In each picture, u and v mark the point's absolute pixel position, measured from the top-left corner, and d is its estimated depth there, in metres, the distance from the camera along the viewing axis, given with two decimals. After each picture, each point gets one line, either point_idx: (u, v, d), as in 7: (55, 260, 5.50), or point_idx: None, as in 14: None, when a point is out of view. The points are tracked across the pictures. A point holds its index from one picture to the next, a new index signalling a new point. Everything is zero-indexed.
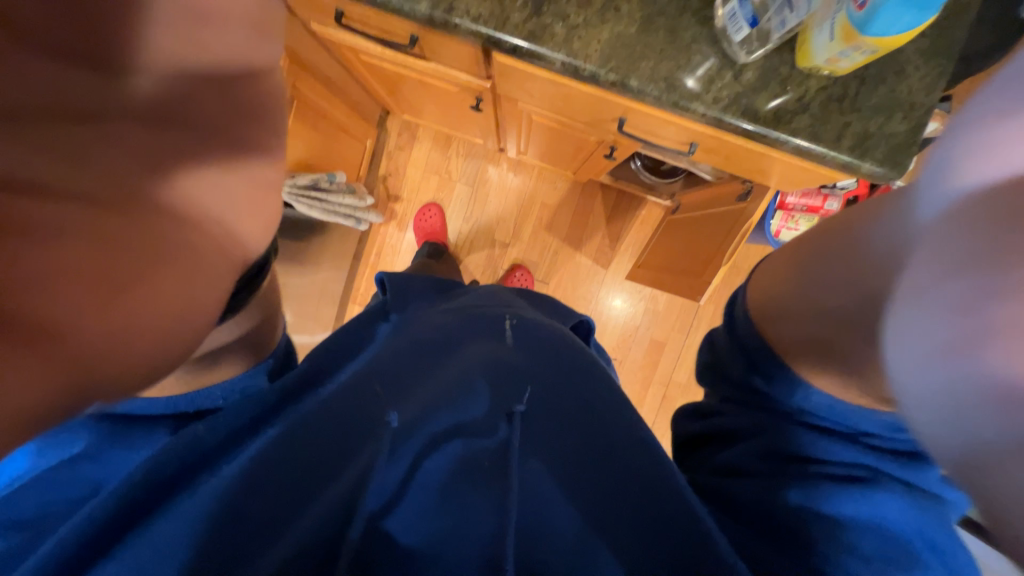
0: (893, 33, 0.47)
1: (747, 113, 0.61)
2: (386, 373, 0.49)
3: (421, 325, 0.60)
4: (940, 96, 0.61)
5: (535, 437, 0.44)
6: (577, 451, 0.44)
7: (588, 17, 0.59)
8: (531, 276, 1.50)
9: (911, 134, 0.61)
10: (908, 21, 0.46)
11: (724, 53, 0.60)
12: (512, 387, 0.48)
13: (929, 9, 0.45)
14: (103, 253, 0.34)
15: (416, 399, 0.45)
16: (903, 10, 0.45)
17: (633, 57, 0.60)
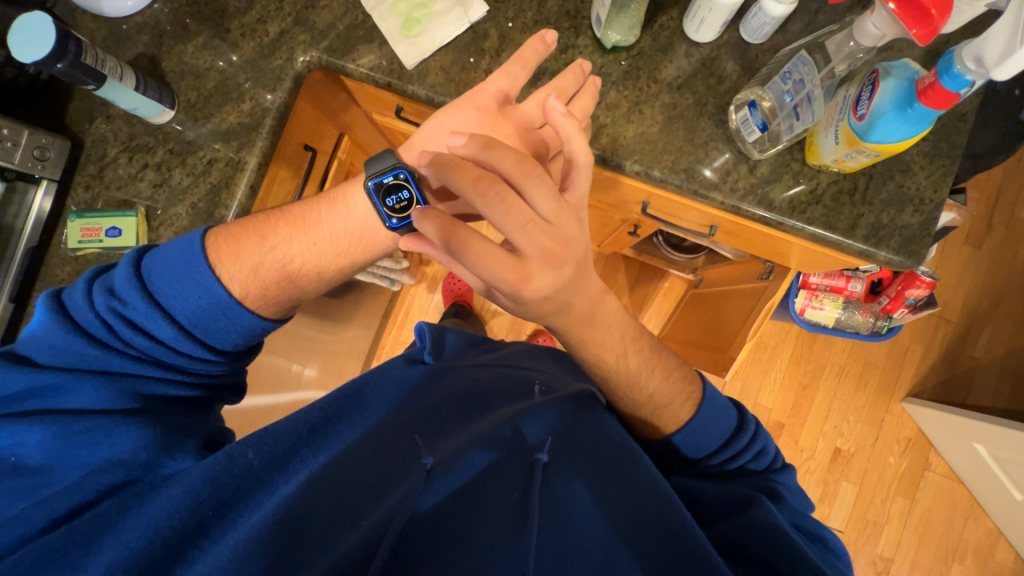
0: (894, 141, 0.53)
1: (763, 203, 0.66)
2: (421, 419, 0.58)
3: (459, 376, 0.68)
4: (949, 192, 0.65)
5: (557, 485, 0.52)
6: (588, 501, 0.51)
7: (616, 118, 0.68)
8: (554, 341, 1.53)
9: (925, 226, 0.65)
10: (906, 132, 0.52)
11: (739, 150, 0.66)
12: (533, 436, 0.56)
13: (924, 123, 0.51)
14: (278, 262, 0.61)
15: (446, 448, 0.54)
16: (899, 124, 0.51)
17: (656, 152, 0.68)
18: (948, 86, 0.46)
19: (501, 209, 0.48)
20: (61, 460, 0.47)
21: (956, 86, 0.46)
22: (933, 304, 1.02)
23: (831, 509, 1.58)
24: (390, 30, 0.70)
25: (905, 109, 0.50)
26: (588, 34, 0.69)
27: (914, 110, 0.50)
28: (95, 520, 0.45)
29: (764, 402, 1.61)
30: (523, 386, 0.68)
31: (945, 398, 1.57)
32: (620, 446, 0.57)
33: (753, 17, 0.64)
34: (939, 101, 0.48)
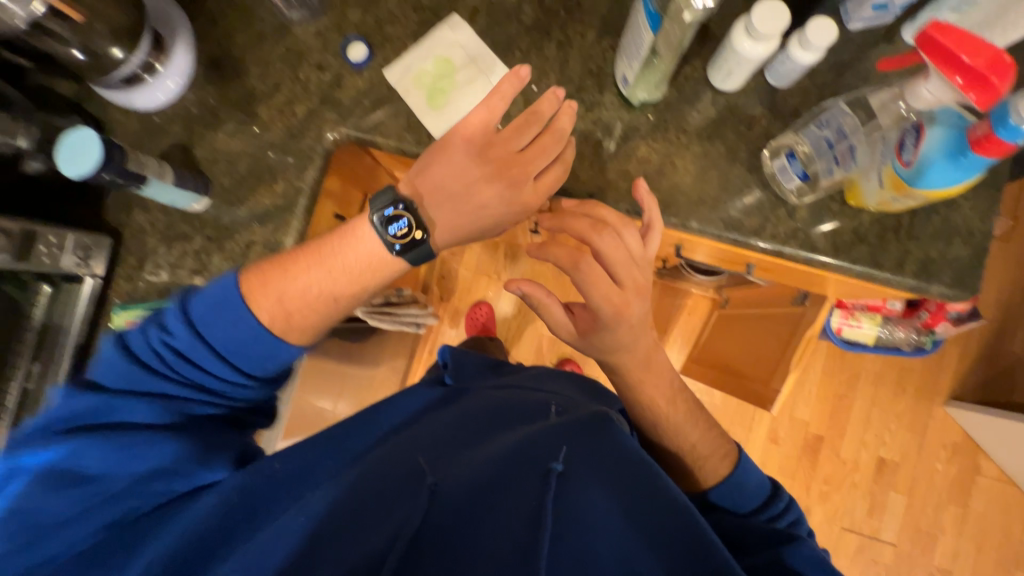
0: (942, 187, 0.52)
1: (806, 246, 0.66)
2: (436, 444, 0.58)
3: (480, 400, 0.67)
4: (996, 222, 0.64)
5: (574, 495, 0.48)
6: (609, 509, 0.48)
7: (648, 173, 0.68)
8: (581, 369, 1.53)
9: (977, 257, 0.64)
10: (956, 178, 0.51)
11: (777, 194, 0.66)
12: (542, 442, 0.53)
13: (975, 169, 0.50)
14: (298, 291, 0.59)
15: (459, 466, 0.52)
16: (951, 170, 0.51)
17: (691, 204, 0.68)
18: (1005, 138, 0.45)
19: (610, 246, 0.62)
20: (114, 469, 0.50)
21: (1014, 138, 0.45)
22: (977, 316, 0.99)
23: (880, 521, 1.54)
24: (416, 102, 0.72)
25: (958, 157, 0.50)
26: (614, 91, 0.69)
27: (967, 158, 0.49)
28: (142, 526, 0.51)
29: (800, 415, 1.58)
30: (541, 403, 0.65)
31: (989, 399, 1.52)
32: (635, 457, 0.53)
33: (780, 64, 0.63)
34: (997, 150, 0.47)
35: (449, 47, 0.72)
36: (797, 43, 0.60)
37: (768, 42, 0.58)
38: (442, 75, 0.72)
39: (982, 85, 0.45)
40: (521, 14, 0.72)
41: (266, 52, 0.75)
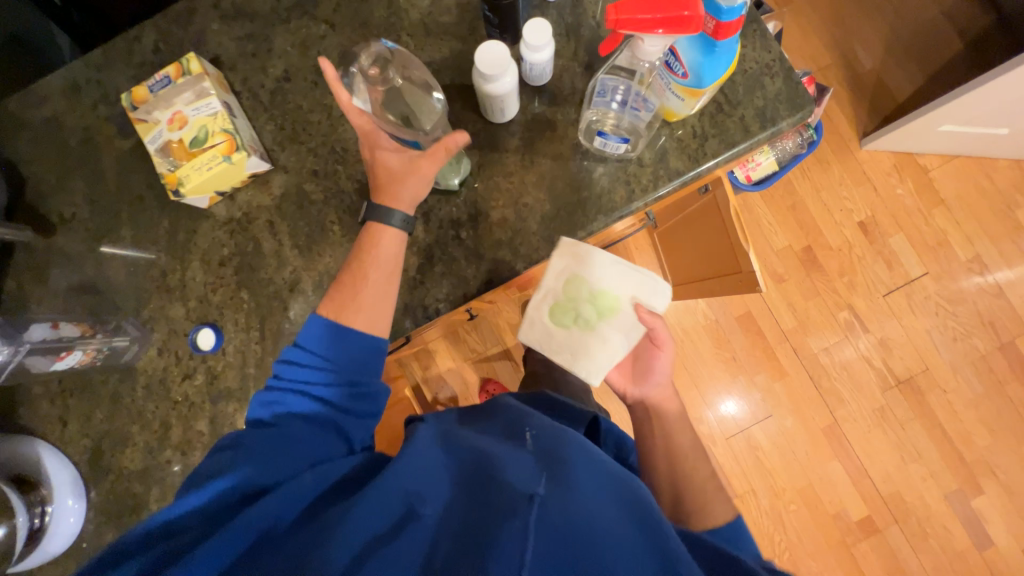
0: (722, 75, 0.56)
1: (673, 176, 0.68)
2: (437, 488, 0.52)
3: (466, 434, 0.62)
4: (778, 43, 0.68)
5: (559, 504, 0.47)
6: (601, 506, 0.49)
7: (513, 227, 0.69)
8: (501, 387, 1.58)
9: (791, 75, 0.68)
10: (724, 63, 0.54)
11: (619, 161, 0.68)
12: (507, 475, 0.51)
13: (731, 53, 0.54)
14: None
15: (448, 505, 0.51)
16: (715, 63, 0.54)
17: (565, 221, 0.68)
18: (729, 19, 0.48)
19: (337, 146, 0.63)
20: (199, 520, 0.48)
21: (734, 15, 0.48)
22: (825, 89, 1.07)
23: (903, 266, 1.64)
24: (543, 327, 0.75)
25: (711, 50, 0.53)
26: (432, 190, 0.70)
27: (719, 47, 0.52)
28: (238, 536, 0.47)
29: (779, 244, 1.66)
30: (517, 429, 0.63)
31: (881, 113, 1.67)
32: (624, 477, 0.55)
33: (528, 70, 0.65)
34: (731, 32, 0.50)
35: (275, 269, 0.70)
36: (526, 49, 0.62)
37: (508, 70, 0.59)
38: (603, 303, 0.74)
39: (667, 21, 0.49)
40: (308, 195, 0.71)
41: (129, 401, 0.70)
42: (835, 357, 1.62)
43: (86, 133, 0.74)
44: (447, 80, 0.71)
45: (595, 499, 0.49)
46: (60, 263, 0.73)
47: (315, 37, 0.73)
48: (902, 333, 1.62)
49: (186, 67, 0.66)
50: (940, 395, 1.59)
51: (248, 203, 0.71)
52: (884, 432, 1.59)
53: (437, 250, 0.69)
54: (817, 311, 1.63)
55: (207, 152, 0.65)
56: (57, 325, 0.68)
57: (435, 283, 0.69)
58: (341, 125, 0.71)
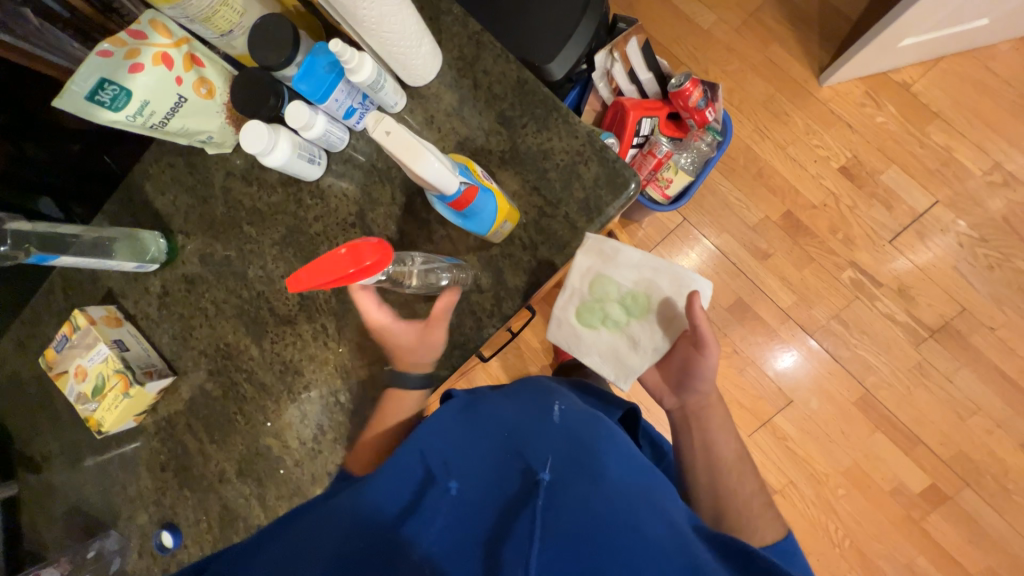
0: (497, 214, 0.60)
1: (513, 294, 0.66)
2: (460, 458, 0.55)
3: (498, 397, 0.66)
4: (584, 124, 0.64)
5: (563, 500, 0.47)
6: (626, 494, 0.49)
7: (382, 381, 0.71)
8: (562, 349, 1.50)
9: (604, 155, 0.63)
10: (490, 210, 0.58)
11: (460, 293, 0.68)
12: (538, 453, 0.52)
13: (488, 204, 0.58)
14: None
15: (472, 473, 0.52)
16: (479, 217, 0.58)
17: (427, 364, 0.69)
18: (453, 197, 0.54)
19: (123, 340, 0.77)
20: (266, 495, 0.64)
21: (454, 192, 0.54)
22: (714, 84, 0.98)
23: (905, 201, 1.44)
24: (571, 327, 0.70)
25: (465, 214, 0.58)
26: (307, 363, 0.74)
27: (469, 209, 0.57)
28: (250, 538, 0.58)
29: (754, 218, 1.52)
30: (541, 406, 0.62)
31: (834, 42, 1.48)
32: (644, 465, 0.56)
33: (316, 144, 0.68)
34: (466, 200, 0.55)
35: (201, 470, 0.78)
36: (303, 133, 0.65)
37: (276, 150, 0.63)
38: (636, 302, 0.67)
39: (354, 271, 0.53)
40: (211, 393, 0.78)
41: None
42: (849, 321, 1.47)
43: (39, 378, 0.87)
44: (290, 256, 0.74)
45: (616, 485, 0.50)
46: (56, 491, 0.86)
47: (176, 248, 0.79)
48: (923, 275, 1.43)
49: (76, 322, 0.75)
50: (986, 333, 1.39)
51: (166, 410, 0.79)
52: (928, 389, 1.42)
53: (325, 417, 0.73)
54: (815, 277, 1.48)
55: (110, 394, 0.73)
56: (41, 573, 0.81)
57: (331, 449, 0.73)
58: (219, 323, 0.78)
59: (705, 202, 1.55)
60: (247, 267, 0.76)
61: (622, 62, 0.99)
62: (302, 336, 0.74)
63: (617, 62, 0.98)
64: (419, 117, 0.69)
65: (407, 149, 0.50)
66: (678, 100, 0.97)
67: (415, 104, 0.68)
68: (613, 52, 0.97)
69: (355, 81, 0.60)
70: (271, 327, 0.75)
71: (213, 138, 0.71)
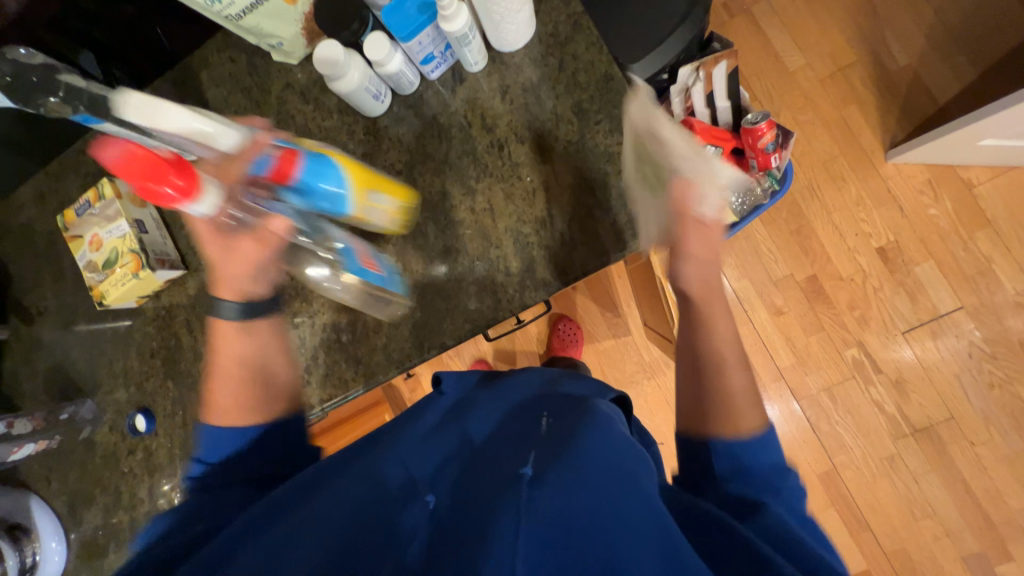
0: (337, 172, 0.55)
1: (539, 286, 0.66)
2: (441, 467, 0.53)
3: (480, 401, 0.62)
4: None
5: (546, 495, 0.43)
6: (606, 488, 0.44)
7: (387, 332, 0.70)
8: (570, 339, 1.56)
9: None
10: (322, 167, 0.54)
11: (486, 270, 0.67)
12: (519, 455, 0.49)
13: (318, 171, 0.54)
14: None
15: (455, 486, 0.50)
16: (315, 180, 0.54)
17: (435, 329, 0.69)
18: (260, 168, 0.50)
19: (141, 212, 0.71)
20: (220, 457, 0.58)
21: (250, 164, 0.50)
22: (789, 132, 0.95)
23: (930, 298, 1.43)
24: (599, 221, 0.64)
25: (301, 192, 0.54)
26: (316, 295, 0.73)
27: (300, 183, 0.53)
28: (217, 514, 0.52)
29: (779, 273, 1.51)
30: (533, 414, 0.57)
31: (914, 121, 1.44)
32: (636, 457, 0.49)
33: (386, 81, 0.66)
34: (282, 169, 0.51)
35: (186, 366, 0.79)
36: (376, 65, 0.63)
37: (346, 75, 0.61)
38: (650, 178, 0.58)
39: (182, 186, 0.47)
40: None
41: (88, 466, 0.83)
42: (838, 398, 1.47)
43: (52, 235, 0.87)
44: None
45: (598, 479, 0.45)
46: (42, 348, 0.87)
47: None
48: (923, 374, 1.43)
49: (102, 191, 0.74)
50: (965, 446, 1.40)
51: (169, 301, 0.80)
52: (892, 482, 1.44)
53: (322, 351, 0.73)
54: (819, 346, 1.48)
55: (120, 271, 0.73)
56: (13, 422, 0.81)
57: (320, 383, 0.73)
58: None
59: (736, 243, 1.53)
60: None
61: (705, 82, 0.95)
62: None
63: (698, 82, 0.95)
64: (494, 85, 0.67)
65: (157, 114, 0.47)
66: (749, 137, 0.95)
67: (495, 70, 0.67)
68: (699, 70, 0.94)
69: (445, 29, 0.57)
70: None
71: (284, 45, 0.69)
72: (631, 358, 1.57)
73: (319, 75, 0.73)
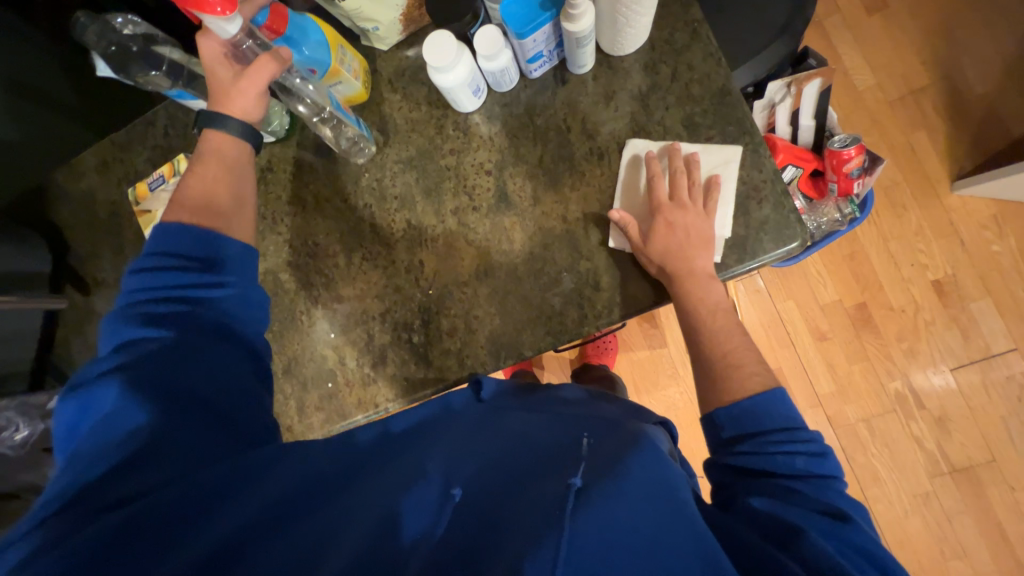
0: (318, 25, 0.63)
1: (631, 304, 0.63)
2: (472, 462, 0.49)
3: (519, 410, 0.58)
4: (772, 161, 0.59)
5: (598, 513, 0.39)
6: (652, 513, 0.40)
7: (462, 337, 0.68)
8: (607, 348, 1.53)
9: (782, 201, 0.59)
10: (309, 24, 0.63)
11: (574, 282, 0.64)
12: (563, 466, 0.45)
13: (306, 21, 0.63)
14: None
15: (492, 486, 0.45)
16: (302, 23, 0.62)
17: (513, 338, 0.66)
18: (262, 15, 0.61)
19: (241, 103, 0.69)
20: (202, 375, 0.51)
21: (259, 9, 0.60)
22: (878, 158, 0.91)
23: (983, 336, 1.39)
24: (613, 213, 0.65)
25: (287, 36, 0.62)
26: (388, 290, 0.71)
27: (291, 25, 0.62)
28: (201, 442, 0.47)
29: (827, 297, 1.47)
30: (573, 430, 0.52)
31: (985, 152, 1.38)
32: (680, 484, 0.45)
33: (488, 77, 0.63)
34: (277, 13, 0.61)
35: None
36: (483, 59, 0.60)
37: (454, 68, 0.58)
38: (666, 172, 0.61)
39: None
40: (282, 284, 0.76)
41: None
42: (876, 430, 1.44)
43: (115, 205, 0.85)
44: (411, 180, 0.71)
45: (643, 502, 0.41)
46: (98, 318, 0.85)
47: (297, 129, 0.75)
48: (968, 413, 1.39)
49: (178, 167, 0.72)
50: (1004, 490, 1.37)
51: None
52: (924, 520, 1.40)
53: (389, 349, 0.71)
54: (861, 376, 1.45)
55: None
56: None
57: (386, 382, 0.71)
58: (314, 220, 0.75)
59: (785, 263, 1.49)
60: (363, 174, 0.73)
61: (794, 99, 0.93)
62: (395, 263, 0.71)
63: (787, 97, 0.93)
64: (599, 89, 0.64)
65: None
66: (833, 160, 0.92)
67: (602, 75, 0.64)
68: (790, 86, 0.91)
69: (567, 28, 0.55)
70: (366, 243, 0.72)
71: (380, 30, 0.67)
72: (665, 370, 1.55)
73: (412, 65, 0.71)
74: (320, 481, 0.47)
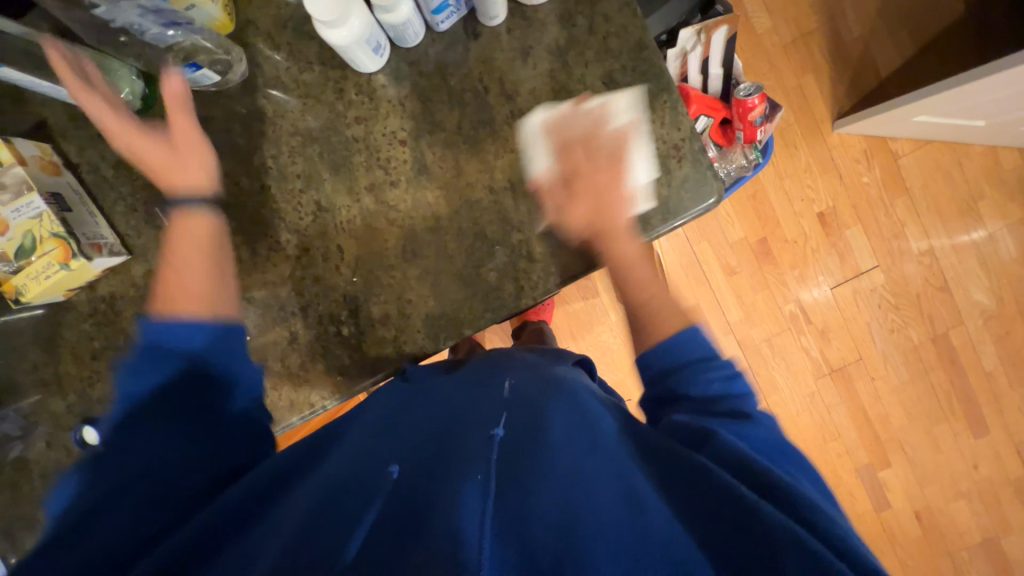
0: None
1: (567, 273, 0.62)
2: (410, 434, 0.49)
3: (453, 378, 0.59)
4: (689, 118, 0.60)
5: (520, 458, 0.41)
6: (569, 443, 0.43)
7: (395, 323, 0.64)
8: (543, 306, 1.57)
9: (700, 158, 0.60)
10: None
11: (507, 254, 0.62)
12: (490, 417, 0.47)
13: None
14: None
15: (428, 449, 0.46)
16: None
17: (450, 318, 0.64)
18: None
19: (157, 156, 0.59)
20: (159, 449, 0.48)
21: None
22: (777, 106, 0.97)
23: (855, 258, 1.62)
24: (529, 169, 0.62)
25: None
26: (304, 281, 0.64)
27: None
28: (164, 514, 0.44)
29: (734, 235, 1.61)
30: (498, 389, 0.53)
31: (858, 92, 1.54)
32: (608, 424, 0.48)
33: (389, 31, 0.55)
34: None
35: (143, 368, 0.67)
36: (380, 11, 0.52)
37: (348, 22, 0.50)
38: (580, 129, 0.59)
39: None
40: None
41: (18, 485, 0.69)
42: (775, 347, 1.66)
43: None
44: (314, 155, 0.62)
45: (565, 436, 0.44)
46: None
47: (157, 99, 0.62)
48: (843, 323, 1.65)
49: None
50: (868, 381, 1.68)
51: (111, 291, 0.66)
52: (812, 414, 1.69)
53: (316, 342, 0.65)
54: (763, 302, 1.64)
55: (38, 261, 0.58)
56: None
57: (317, 380, 0.65)
58: None
59: None
60: (254, 150, 0.62)
61: (703, 47, 0.94)
62: (308, 251, 0.64)
63: (697, 46, 0.93)
64: (514, 44, 0.60)
65: None
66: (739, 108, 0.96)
67: (516, 27, 0.59)
68: (700, 34, 0.91)
69: None
70: (270, 231, 0.64)
71: None
72: (599, 318, 1.63)
73: (295, 17, 0.61)
74: (256, 491, 0.45)
